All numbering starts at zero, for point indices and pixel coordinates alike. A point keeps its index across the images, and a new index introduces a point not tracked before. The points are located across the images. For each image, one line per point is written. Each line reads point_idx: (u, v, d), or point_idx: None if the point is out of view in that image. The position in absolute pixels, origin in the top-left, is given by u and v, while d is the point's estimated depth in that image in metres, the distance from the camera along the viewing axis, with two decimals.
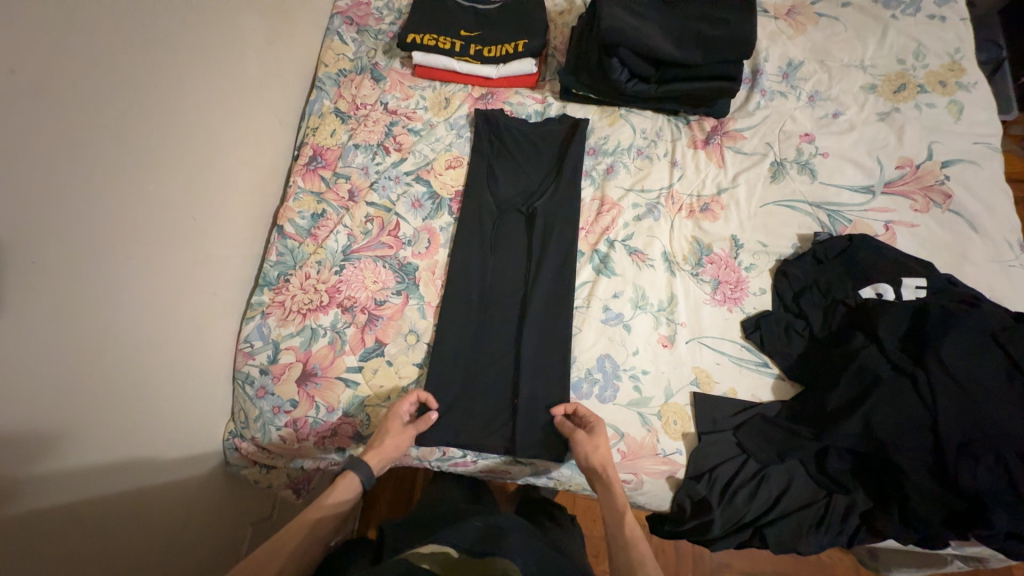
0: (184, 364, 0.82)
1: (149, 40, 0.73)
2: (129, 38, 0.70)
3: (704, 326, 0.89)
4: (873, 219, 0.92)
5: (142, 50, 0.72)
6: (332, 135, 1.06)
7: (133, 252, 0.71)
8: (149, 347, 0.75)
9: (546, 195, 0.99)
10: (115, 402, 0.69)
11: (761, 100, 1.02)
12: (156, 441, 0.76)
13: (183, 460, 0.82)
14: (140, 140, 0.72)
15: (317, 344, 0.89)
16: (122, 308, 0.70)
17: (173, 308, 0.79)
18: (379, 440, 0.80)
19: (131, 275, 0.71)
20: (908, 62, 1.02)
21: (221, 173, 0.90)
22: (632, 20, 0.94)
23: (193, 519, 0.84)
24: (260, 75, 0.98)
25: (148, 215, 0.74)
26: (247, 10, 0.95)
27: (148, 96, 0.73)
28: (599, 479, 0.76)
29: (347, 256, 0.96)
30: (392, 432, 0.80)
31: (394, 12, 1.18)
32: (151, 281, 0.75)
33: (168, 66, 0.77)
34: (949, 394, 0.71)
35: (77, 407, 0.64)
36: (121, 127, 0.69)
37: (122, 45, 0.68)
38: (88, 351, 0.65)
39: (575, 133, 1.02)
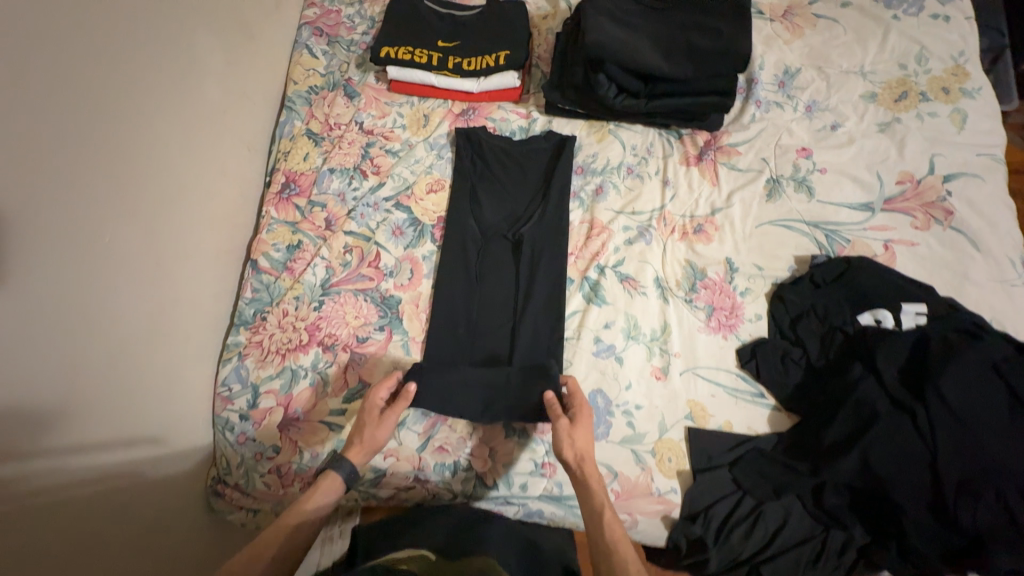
0: (160, 417, 0.78)
1: (101, 77, 0.67)
2: (82, 77, 0.64)
3: (698, 356, 0.86)
4: (872, 238, 0.89)
5: (98, 89, 0.66)
6: (305, 158, 1.00)
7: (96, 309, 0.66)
8: (125, 404, 0.71)
9: (533, 220, 0.95)
10: (94, 469, 0.65)
11: (756, 112, 0.97)
12: (141, 501, 0.73)
13: (168, 518, 0.79)
14: (100, 187, 0.67)
15: (297, 386, 0.86)
16: (92, 369, 0.66)
17: (146, 359, 0.75)
18: (359, 433, 0.77)
19: (99, 332, 0.67)
20: (910, 66, 0.97)
21: (190, 209, 0.84)
22: (619, 32, 0.88)
23: (185, 557, 0.81)
24: (225, 99, 0.92)
25: (109, 267, 0.68)
26: (207, 29, 0.88)
27: (105, 138, 0.67)
28: (575, 475, 0.72)
29: (326, 290, 0.92)
30: (371, 423, 0.77)
31: (366, 20, 1.11)
32: (123, 335, 0.71)
33: (127, 102, 0.71)
34: (948, 429, 0.70)
35: (58, 480, 0.60)
36: (78, 177, 0.64)
37: (69, 86, 0.62)
38: (61, 422, 0.61)
39: (563, 151, 0.97)
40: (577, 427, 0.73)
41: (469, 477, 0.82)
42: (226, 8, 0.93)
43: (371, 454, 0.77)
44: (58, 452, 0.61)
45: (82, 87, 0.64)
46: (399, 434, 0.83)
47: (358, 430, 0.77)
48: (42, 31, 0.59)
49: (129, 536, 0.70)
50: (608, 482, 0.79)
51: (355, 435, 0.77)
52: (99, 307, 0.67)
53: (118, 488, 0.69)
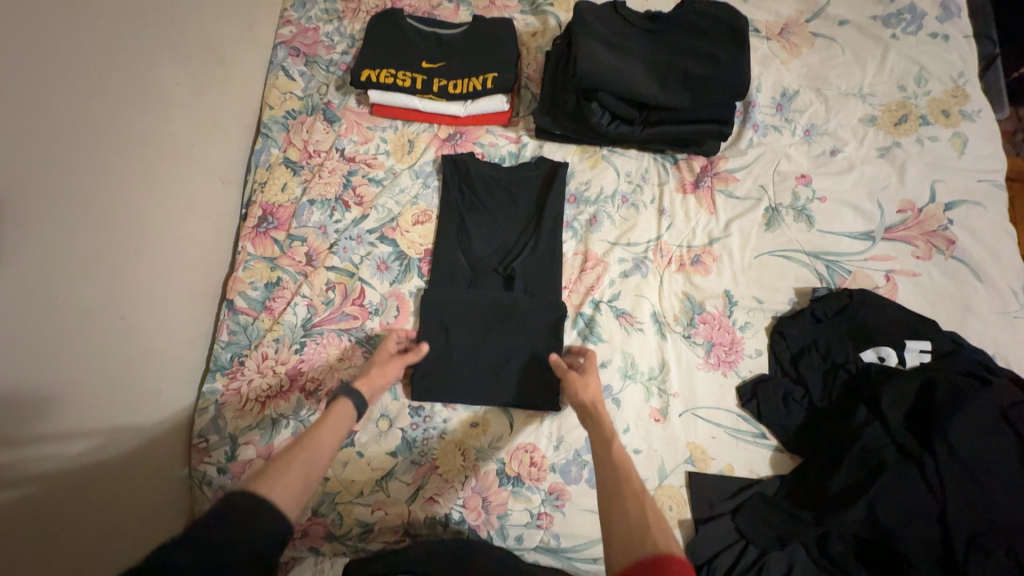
0: (130, 479, 0.73)
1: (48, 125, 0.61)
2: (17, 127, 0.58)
3: (698, 395, 0.83)
4: (874, 268, 0.86)
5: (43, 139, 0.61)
6: (283, 189, 0.95)
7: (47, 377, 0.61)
8: (83, 477, 0.66)
9: (524, 252, 0.90)
10: (50, 548, 0.61)
11: (754, 136, 0.94)
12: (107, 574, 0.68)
13: None
14: (44, 245, 0.61)
15: (279, 436, 0.81)
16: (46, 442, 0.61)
17: (110, 423, 0.70)
18: (365, 372, 0.77)
19: (50, 403, 0.61)
20: (909, 88, 0.94)
21: (157, 254, 0.79)
22: (612, 58, 0.84)
23: None
24: (193, 131, 0.86)
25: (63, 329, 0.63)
26: (171, 58, 0.82)
27: (50, 191, 0.62)
28: (589, 417, 0.70)
29: (308, 331, 0.87)
30: (379, 363, 0.79)
31: (346, 39, 1.05)
32: (79, 401, 0.66)
33: (73, 148, 0.65)
34: (956, 480, 0.68)
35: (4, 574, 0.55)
36: (17, 239, 0.58)
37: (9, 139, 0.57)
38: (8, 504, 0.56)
39: (554, 178, 0.93)
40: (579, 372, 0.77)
41: (462, 530, 0.78)
42: (193, 33, 0.86)
43: (374, 392, 0.75)
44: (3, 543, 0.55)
45: (15, 138, 0.58)
46: (388, 484, 0.79)
47: (364, 371, 0.78)
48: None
49: None
50: None
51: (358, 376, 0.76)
52: (48, 376, 0.61)
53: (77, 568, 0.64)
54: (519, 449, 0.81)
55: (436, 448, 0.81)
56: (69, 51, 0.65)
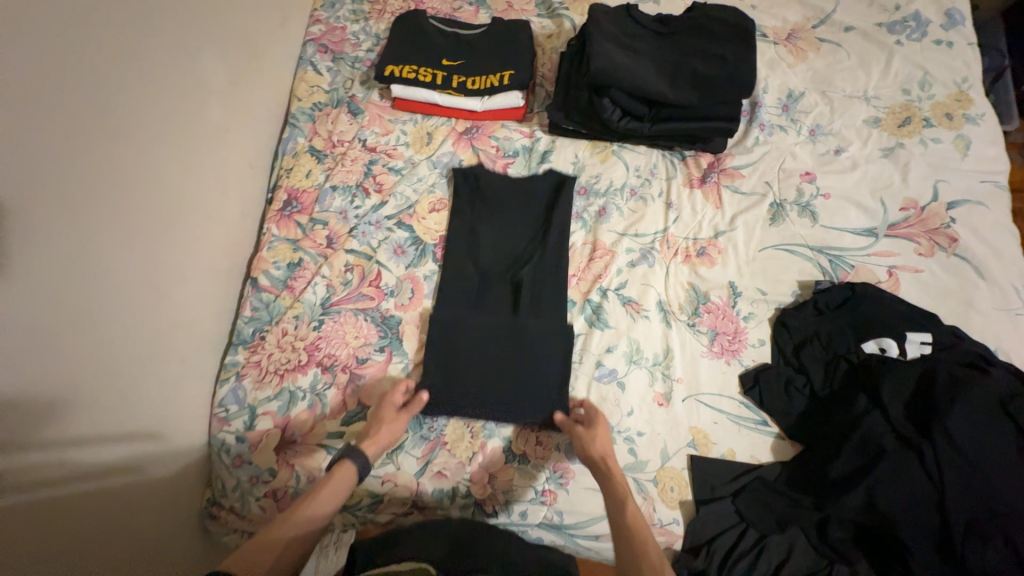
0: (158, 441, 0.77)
1: (105, 105, 0.67)
2: (77, 103, 0.63)
3: (701, 382, 0.85)
4: (877, 263, 0.88)
5: (99, 115, 0.66)
6: (308, 176, 1.00)
7: (90, 336, 0.65)
8: (114, 435, 0.69)
9: (532, 263, 0.93)
10: (84, 496, 0.64)
11: (760, 135, 0.97)
12: (131, 528, 0.71)
13: (160, 544, 0.77)
14: (93, 213, 0.65)
15: (295, 408, 0.85)
16: (87, 397, 0.65)
17: (141, 386, 0.74)
18: (373, 429, 0.79)
19: (91, 361, 0.65)
20: (913, 92, 0.97)
21: (189, 231, 0.83)
22: (625, 58, 0.88)
23: None
24: (227, 118, 0.92)
25: (105, 292, 0.68)
26: (211, 49, 0.88)
27: (100, 163, 0.66)
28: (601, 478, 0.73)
29: (326, 309, 0.91)
30: (387, 421, 0.80)
31: (371, 37, 1.11)
32: (116, 362, 0.69)
33: (123, 126, 0.70)
34: (955, 468, 0.69)
35: (41, 519, 0.58)
36: (69, 204, 0.62)
37: (70, 113, 0.62)
38: (52, 447, 0.60)
39: (562, 195, 0.96)
40: (594, 426, 0.78)
41: (468, 504, 0.81)
42: (231, 28, 0.92)
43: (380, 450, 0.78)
44: (43, 489, 0.59)
45: (75, 113, 0.63)
46: (397, 457, 0.82)
47: (373, 427, 0.79)
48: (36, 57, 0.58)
49: (112, 547, 0.68)
50: None
51: (368, 432, 0.79)
52: (90, 336, 0.65)
53: (102, 520, 0.67)
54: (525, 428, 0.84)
55: (444, 426, 0.84)
56: (123, 37, 0.70)
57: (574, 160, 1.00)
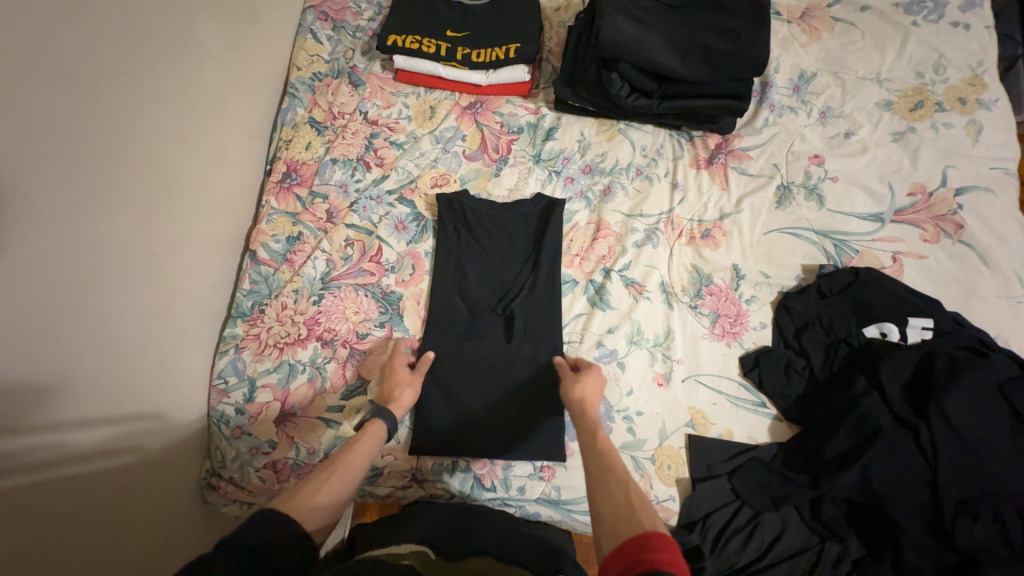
0: (156, 411, 0.76)
1: (99, 64, 0.65)
2: (67, 60, 0.61)
3: (701, 363, 0.85)
4: (881, 249, 0.88)
5: (92, 74, 0.64)
6: (307, 148, 0.97)
7: (86, 302, 0.64)
8: (111, 402, 0.69)
9: (523, 293, 0.89)
10: (84, 460, 0.64)
11: (769, 116, 0.95)
12: (131, 495, 0.72)
13: (160, 512, 0.78)
14: (87, 177, 0.64)
15: (295, 381, 0.84)
16: (84, 363, 0.64)
17: (139, 354, 0.73)
18: (392, 390, 0.77)
19: (88, 326, 0.65)
20: (927, 75, 0.95)
21: (186, 199, 0.81)
22: (635, 31, 0.85)
23: (175, 549, 0.80)
24: (224, 85, 0.89)
25: (103, 259, 0.66)
26: (207, 10, 0.84)
27: (94, 125, 0.64)
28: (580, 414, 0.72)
29: (326, 284, 0.90)
30: (404, 382, 0.78)
31: (373, 6, 1.08)
32: (114, 329, 0.69)
33: (115, 85, 0.67)
34: (951, 449, 0.70)
35: (41, 481, 0.58)
36: (61, 166, 0.60)
37: (63, 70, 0.60)
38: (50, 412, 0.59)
39: (550, 219, 0.92)
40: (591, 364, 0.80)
41: (467, 479, 0.82)
42: None
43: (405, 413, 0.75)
44: (42, 451, 0.58)
45: (70, 71, 0.61)
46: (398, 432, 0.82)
47: (391, 388, 0.77)
48: (23, 11, 0.55)
49: (115, 513, 0.69)
50: None
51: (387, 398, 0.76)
52: (86, 301, 0.64)
53: (102, 486, 0.67)
54: None
55: None
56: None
57: (579, 138, 0.98)
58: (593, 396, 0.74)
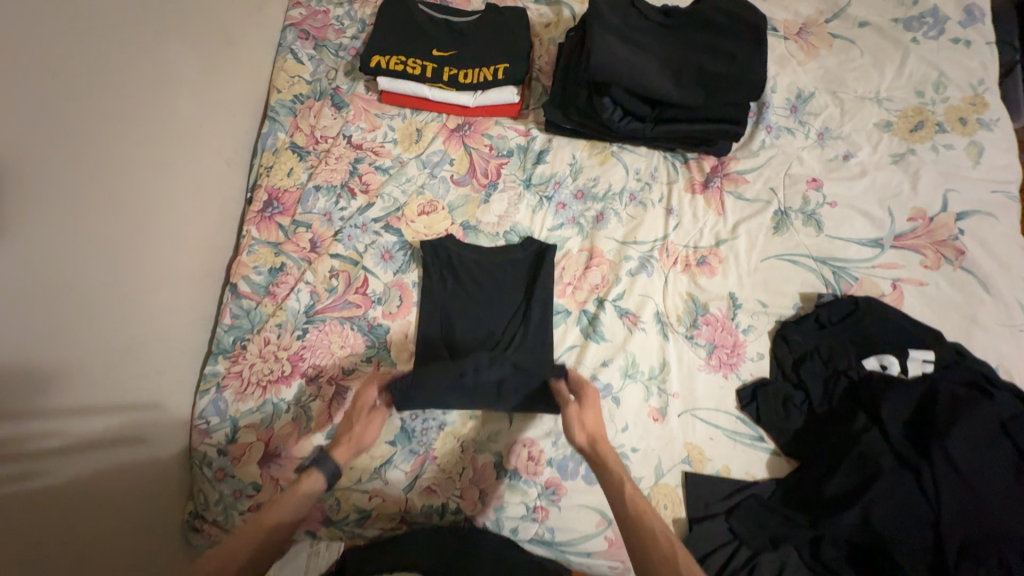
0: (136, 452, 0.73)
1: (59, 103, 0.61)
2: (23, 97, 0.57)
3: (697, 396, 0.83)
4: (881, 276, 0.86)
5: (52, 113, 0.60)
6: (289, 174, 0.94)
7: (51, 355, 0.60)
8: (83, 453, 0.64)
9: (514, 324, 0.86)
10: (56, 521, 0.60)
11: (766, 137, 0.92)
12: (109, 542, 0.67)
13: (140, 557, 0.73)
14: (48, 222, 0.60)
15: (279, 421, 0.81)
16: (51, 419, 0.60)
17: (115, 398, 0.69)
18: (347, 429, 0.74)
19: (56, 375, 0.61)
20: (927, 94, 0.92)
21: (161, 232, 0.78)
22: (628, 54, 0.82)
23: None
24: (200, 110, 0.85)
25: (68, 307, 0.62)
26: (179, 32, 0.80)
27: (55, 167, 0.60)
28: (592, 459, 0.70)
29: (310, 318, 0.87)
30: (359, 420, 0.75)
31: (356, 23, 1.04)
32: (83, 379, 0.65)
33: (79, 122, 0.63)
34: (954, 489, 0.68)
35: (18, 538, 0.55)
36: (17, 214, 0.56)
37: (17, 112, 0.56)
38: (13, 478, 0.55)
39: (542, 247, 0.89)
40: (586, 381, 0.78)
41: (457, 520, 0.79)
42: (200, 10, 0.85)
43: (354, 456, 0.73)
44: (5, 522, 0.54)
45: (26, 111, 0.57)
46: (386, 472, 0.79)
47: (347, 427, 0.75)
48: None
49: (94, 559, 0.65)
50: (602, 530, 0.77)
51: (340, 436, 0.74)
52: (52, 350, 0.60)
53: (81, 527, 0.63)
54: (518, 443, 0.81)
55: (435, 438, 0.81)
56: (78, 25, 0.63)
57: (571, 161, 0.95)
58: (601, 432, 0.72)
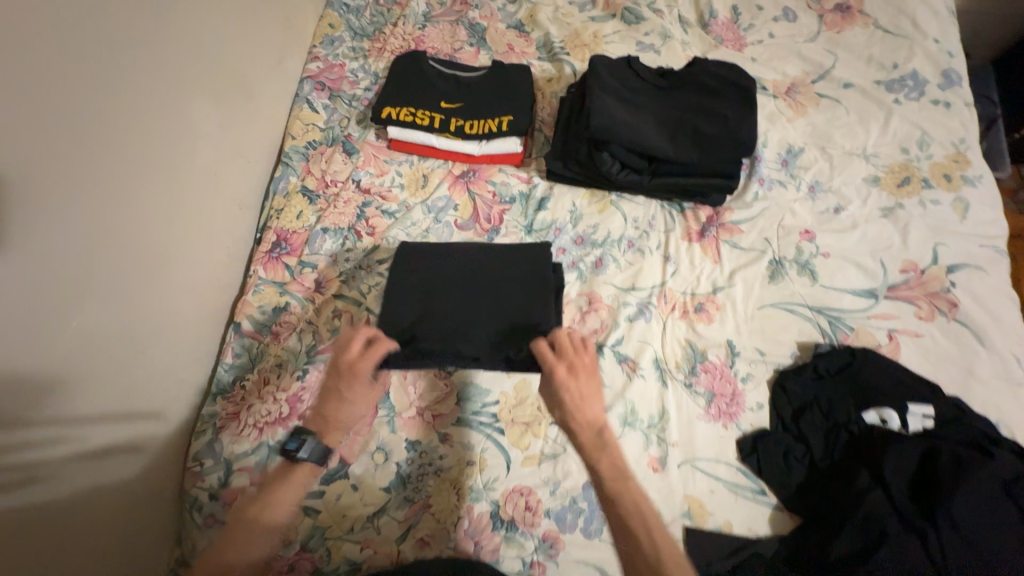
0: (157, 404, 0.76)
1: (96, 157, 0.64)
2: (66, 153, 0.60)
3: (698, 447, 0.81)
4: (876, 326, 0.87)
5: (88, 166, 0.63)
6: (298, 216, 0.97)
7: (70, 395, 0.61)
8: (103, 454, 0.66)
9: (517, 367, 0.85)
10: (85, 474, 0.64)
11: (759, 190, 0.96)
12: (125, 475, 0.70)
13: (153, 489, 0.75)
14: (76, 270, 0.62)
15: (271, 466, 0.79)
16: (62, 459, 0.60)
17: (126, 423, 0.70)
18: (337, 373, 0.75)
19: (70, 413, 0.61)
20: (912, 151, 0.97)
21: (174, 278, 0.79)
22: (624, 113, 0.87)
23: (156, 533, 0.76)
24: (219, 159, 0.88)
25: (87, 352, 0.63)
26: (202, 90, 0.84)
27: (89, 218, 0.63)
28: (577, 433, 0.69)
29: (311, 358, 0.86)
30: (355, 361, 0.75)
31: (369, 76, 1.10)
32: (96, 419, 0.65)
33: (115, 176, 0.67)
34: (961, 557, 0.66)
35: (42, 473, 0.58)
36: (51, 265, 0.58)
37: (59, 169, 0.59)
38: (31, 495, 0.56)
39: None
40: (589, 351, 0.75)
41: None
42: (226, 67, 0.89)
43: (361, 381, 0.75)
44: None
45: (69, 168, 0.60)
46: (379, 521, 0.78)
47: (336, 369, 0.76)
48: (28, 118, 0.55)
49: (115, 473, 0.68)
50: None
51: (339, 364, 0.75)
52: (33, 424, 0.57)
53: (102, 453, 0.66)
54: (515, 492, 0.80)
55: (430, 485, 0.80)
56: (120, 83, 0.67)
57: (571, 209, 0.98)
58: (589, 405, 0.70)
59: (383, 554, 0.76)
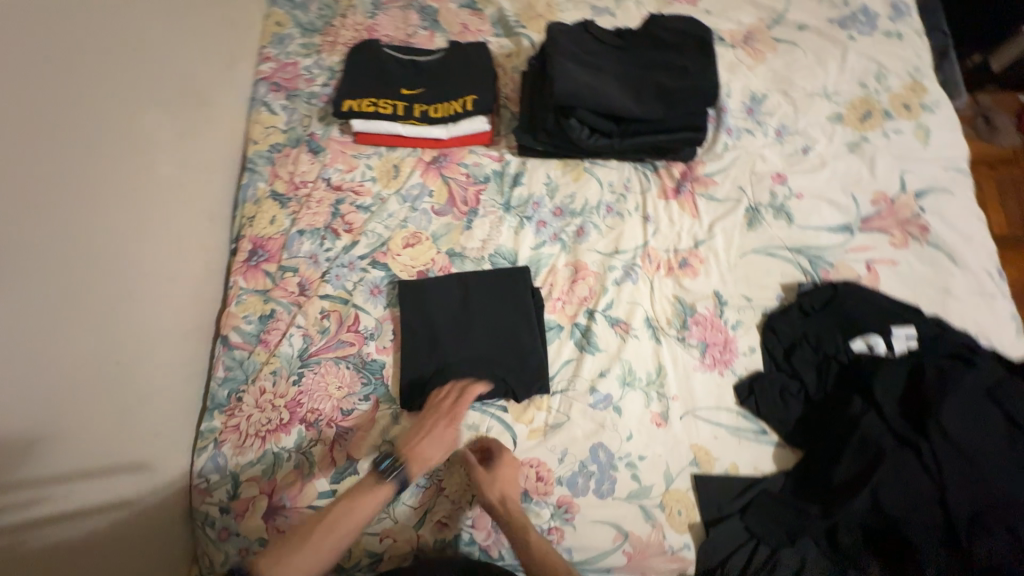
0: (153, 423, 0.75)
1: (47, 179, 0.62)
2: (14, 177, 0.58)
3: (697, 397, 0.83)
4: (855, 259, 0.89)
5: (41, 189, 0.61)
6: (272, 222, 0.95)
7: (55, 422, 0.61)
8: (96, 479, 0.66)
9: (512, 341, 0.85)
10: (80, 500, 0.63)
11: (728, 140, 0.97)
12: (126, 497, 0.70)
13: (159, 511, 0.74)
14: (44, 296, 0.60)
15: (280, 471, 0.79)
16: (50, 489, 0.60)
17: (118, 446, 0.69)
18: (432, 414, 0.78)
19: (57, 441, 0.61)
20: (870, 85, 0.98)
21: (147, 296, 0.77)
22: (586, 77, 0.87)
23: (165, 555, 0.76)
24: (180, 172, 0.86)
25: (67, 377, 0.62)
26: (152, 101, 0.81)
27: (47, 242, 0.61)
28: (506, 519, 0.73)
29: (304, 361, 0.85)
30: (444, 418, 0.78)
31: (325, 70, 1.07)
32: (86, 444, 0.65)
33: (69, 197, 0.65)
34: (953, 462, 0.70)
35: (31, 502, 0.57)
36: (17, 292, 0.57)
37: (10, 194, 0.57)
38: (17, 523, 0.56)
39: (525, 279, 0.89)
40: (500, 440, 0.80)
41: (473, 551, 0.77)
42: (174, 75, 0.87)
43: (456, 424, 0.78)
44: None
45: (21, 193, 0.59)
46: (395, 511, 0.77)
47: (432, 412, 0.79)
48: None
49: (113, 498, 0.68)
50: (619, 544, 0.76)
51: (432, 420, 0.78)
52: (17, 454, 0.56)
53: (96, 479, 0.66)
54: (525, 464, 0.80)
55: (441, 469, 0.80)
56: (61, 102, 0.65)
57: (546, 181, 0.98)
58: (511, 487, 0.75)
59: (403, 541, 0.76)
